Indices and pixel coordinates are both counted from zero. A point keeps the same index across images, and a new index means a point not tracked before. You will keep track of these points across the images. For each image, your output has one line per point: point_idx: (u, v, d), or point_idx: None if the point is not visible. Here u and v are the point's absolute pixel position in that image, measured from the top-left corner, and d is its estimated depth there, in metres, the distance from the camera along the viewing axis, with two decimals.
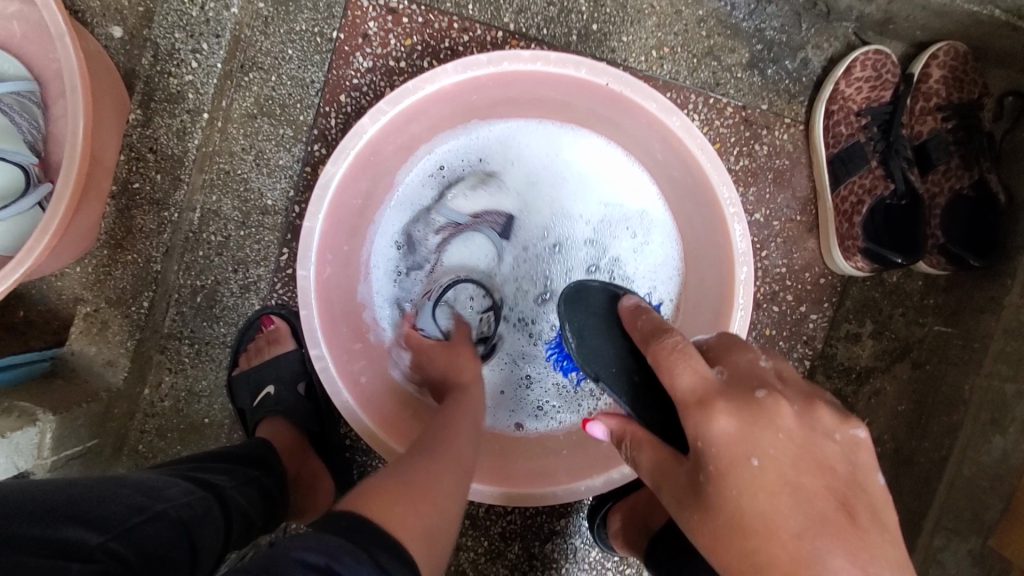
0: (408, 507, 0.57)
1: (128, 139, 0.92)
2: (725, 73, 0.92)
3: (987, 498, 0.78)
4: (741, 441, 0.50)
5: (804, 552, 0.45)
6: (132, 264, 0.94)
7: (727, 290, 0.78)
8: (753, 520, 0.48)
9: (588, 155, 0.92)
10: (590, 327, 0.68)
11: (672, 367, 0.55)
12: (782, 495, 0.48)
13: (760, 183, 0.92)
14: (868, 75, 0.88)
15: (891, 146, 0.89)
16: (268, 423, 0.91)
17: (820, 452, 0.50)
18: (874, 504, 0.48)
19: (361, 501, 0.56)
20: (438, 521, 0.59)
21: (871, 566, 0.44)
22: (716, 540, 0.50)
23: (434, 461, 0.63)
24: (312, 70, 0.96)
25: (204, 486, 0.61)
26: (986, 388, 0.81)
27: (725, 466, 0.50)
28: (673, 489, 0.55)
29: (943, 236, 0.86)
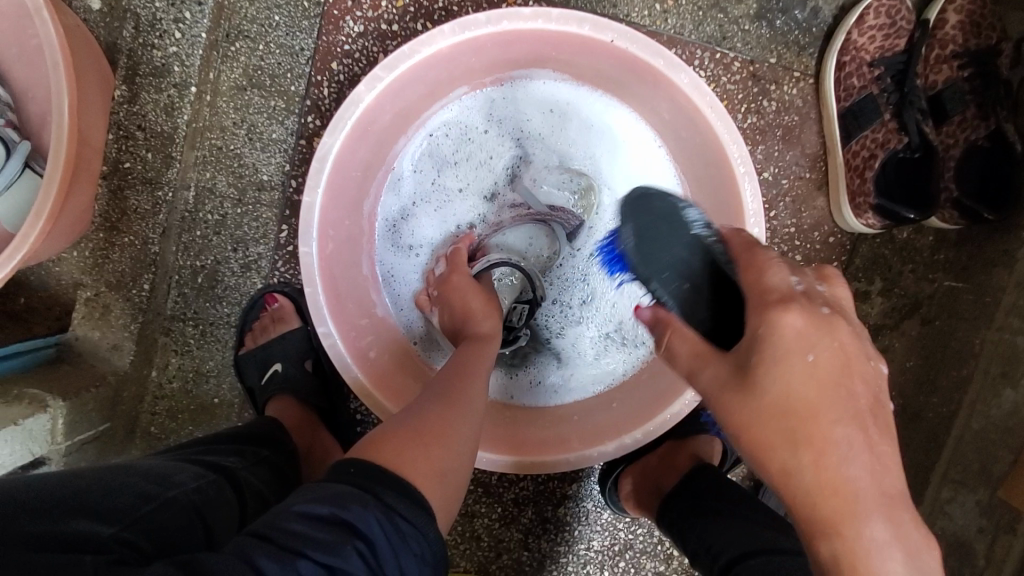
0: (421, 450, 0.57)
1: (115, 117, 0.88)
2: (732, 26, 0.88)
3: (996, 451, 0.79)
4: (805, 337, 0.50)
5: (834, 440, 0.48)
6: (131, 246, 0.92)
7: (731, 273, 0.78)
8: (795, 403, 0.49)
9: (599, 125, 0.88)
10: (649, 227, 0.62)
11: (765, 265, 0.53)
12: (828, 388, 0.49)
13: (769, 140, 0.90)
14: (881, 23, 0.84)
15: (906, 97, 0.85)
16: (276, 402, 0.90)
17: (861, 368, 0.50)
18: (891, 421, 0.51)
19: (371, 449, 0.56)
20: (453, 463, 0.59)
21: (886, 469, 0.47)
22: (748, 418, 0.50)
23: (445, 406, 0.62)
24: (301, 37, 0.93)
25: (214, 469, 0.62)
26: (997, 342, 0.81)
27: (778, 355, 0.49)
28: (715, 371, 0.53)
29: (957, 189, 0.83)
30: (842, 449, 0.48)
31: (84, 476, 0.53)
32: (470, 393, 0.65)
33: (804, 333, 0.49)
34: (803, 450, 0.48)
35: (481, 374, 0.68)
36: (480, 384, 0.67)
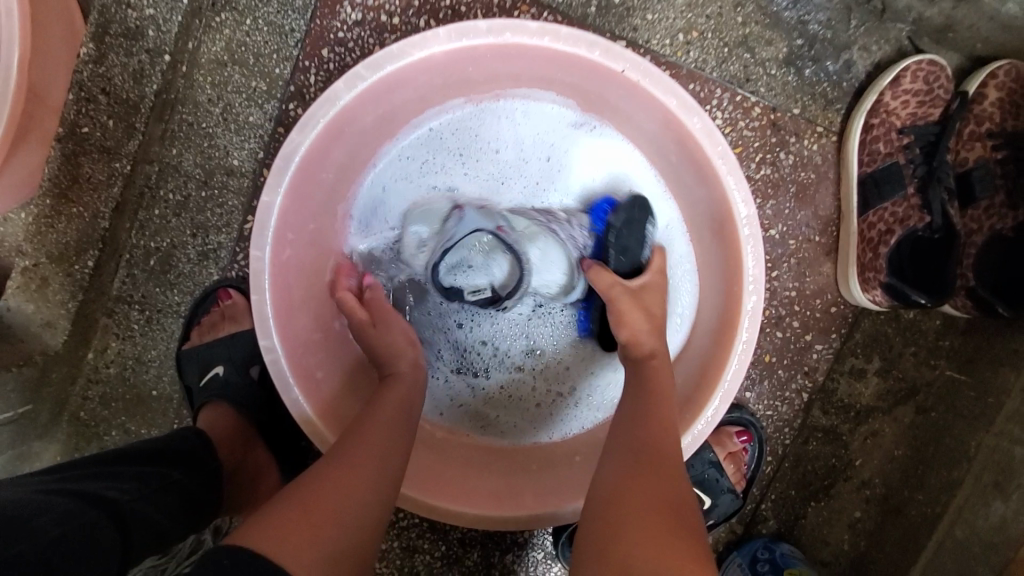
0: (308, 534, 0.51)
1: (78, 77, 0.81)
2: (757, 68, 0.81)
3: (978, 566, 0.73)
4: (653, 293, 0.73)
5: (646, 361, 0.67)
6: (78, 218, 0.85)
7: (722, 347, 0.71)
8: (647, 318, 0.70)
9: (592, 166, 0.81)
10: (634, 221, 0.78)
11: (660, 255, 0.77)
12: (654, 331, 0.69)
13: (780, 197, 0.83)
14: (918, 89, 0.77)
15: (933, 172, 0.78)
16: (210, 409, 0.83)
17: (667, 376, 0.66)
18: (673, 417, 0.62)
19: (252, 533, 0.50)
20: (347, 545, 0.53)
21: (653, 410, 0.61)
22: (622, 312, 0.70)
23: (347, 474, 0.57)
24: (292, 17, 0.85)
25: (96, 504, 0.55)
26: (993, 448, 0.76)
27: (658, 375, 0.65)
28: (622, 291, 0.71)
29: (974, 279, 0.76)
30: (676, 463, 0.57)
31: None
32: (377, 456, 0.60)
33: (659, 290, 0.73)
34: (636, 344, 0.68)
35: (393, 431, 0.63)
36: (386, 437, 0.62)
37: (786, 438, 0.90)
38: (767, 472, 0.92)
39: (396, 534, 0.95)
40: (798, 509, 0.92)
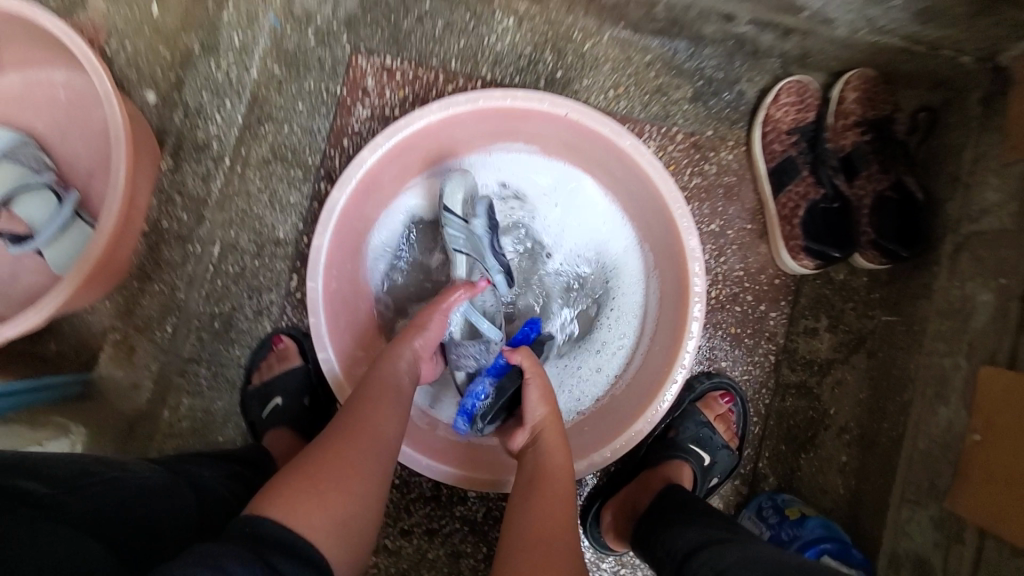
0: (318, 504, 0.62)
1: (162, 184, 1.07)
2: (673, 107, 1.06)
3: (938, 466, 0.85)
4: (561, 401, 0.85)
5: (558, 457, 0.77)
6: (159, 293, 1.06)
7: (682, 308, 0.91)
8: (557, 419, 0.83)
9: (568, 204, 1.05)
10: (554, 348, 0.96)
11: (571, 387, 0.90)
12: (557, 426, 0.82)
13: (712, 198, 1.05)
14: (792, 101, 1.01)
15: (819, 157, 1.00)
16: (273, 432, 0.99)
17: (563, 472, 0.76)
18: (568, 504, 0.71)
19: (272, 504, 0.60)
20: (352, 512, 0.64)
21: (547, 497, 0.71)
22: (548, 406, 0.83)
23: (347, 449, 0.68)
24: (319, 120, 1.11)
25: (179, 473, 0.69)
26: (929, 365, 0.90)
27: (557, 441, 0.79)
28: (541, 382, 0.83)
29: (873, 232, 0.95)
30: (563, 508, 0.70)
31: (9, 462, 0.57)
32: (371, 430, 0.72)
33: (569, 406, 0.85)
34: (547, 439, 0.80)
35: (383, 407, 0.75)
36: (380, 416, 0.74)
37: (765, 397, 1.05)
38: (756, 431, 1.06)
39: (440, 542, 1.05)
40: (792, 462, 1.05)
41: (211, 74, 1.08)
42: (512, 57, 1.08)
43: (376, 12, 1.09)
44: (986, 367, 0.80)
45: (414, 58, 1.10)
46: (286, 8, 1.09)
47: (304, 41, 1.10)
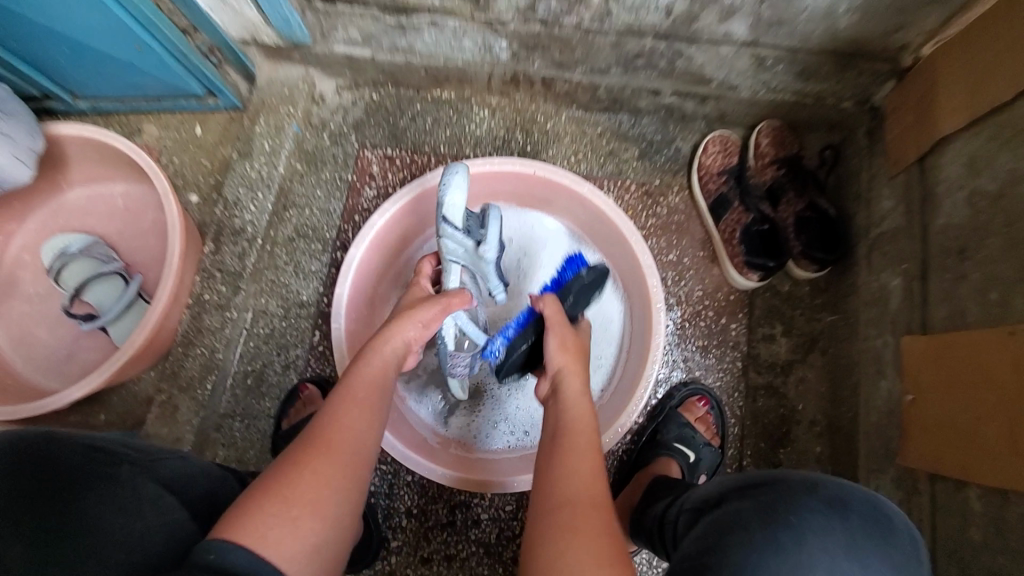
0: (290, 523, 0.61)
1: (204, 265, 1.26)
2: (624, 165, 1.29)
3: (888, 432, 0.96)
4: (574, 354, 0.90)
5: (577, 419, 0.80)
6: (201, 355, 1.22)
7: (649, 321, 1.09)
8: (571, 384, 0.86)
9: (547, 249, 1.23)
10: (579, 297, 1.02)
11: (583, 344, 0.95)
12: (582, 391, 0.85)
13: (666, 234, 1.26)
14: (719, 150, 1.25)
15: (745, 189, 1.21)
16: None
17: (584, 432, 0.77)
18: (596, 466, 0.72)
19: (233, 528, 0.58)
20: (323, 532, 0.63)
21: (571, 463, 0.72)
22: (564, 362, 0.89)
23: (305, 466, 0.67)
24: (334, 201, 1.34)
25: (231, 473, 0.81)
26: (868, 348, 1.05)
27: (579, 392, 0.84)
28: (562, 329, 0.92)
29: (801, 244, 1.16)
30: (594, 465, 0.72)
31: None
32: (343, 442, 0.72)
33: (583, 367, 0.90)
34: (566, 405, 0.82)
35: (356, 418, 0.75)
36: (352, 424, 0.74)
37: (739, 400, 1.18)
38: (735, 432, 1.17)
39: (459, 567, 1.12)
40: (774, 457, 1.15)
41: (246, 172, 1.29)
42: (490, 139, 1.34)
43: (378, 116, 1.36)
44: (907, 337, 0.95)
45: (410, 147, 1.36)
46: (307, 119, 1.36)
47: (322, 143, 1.36)
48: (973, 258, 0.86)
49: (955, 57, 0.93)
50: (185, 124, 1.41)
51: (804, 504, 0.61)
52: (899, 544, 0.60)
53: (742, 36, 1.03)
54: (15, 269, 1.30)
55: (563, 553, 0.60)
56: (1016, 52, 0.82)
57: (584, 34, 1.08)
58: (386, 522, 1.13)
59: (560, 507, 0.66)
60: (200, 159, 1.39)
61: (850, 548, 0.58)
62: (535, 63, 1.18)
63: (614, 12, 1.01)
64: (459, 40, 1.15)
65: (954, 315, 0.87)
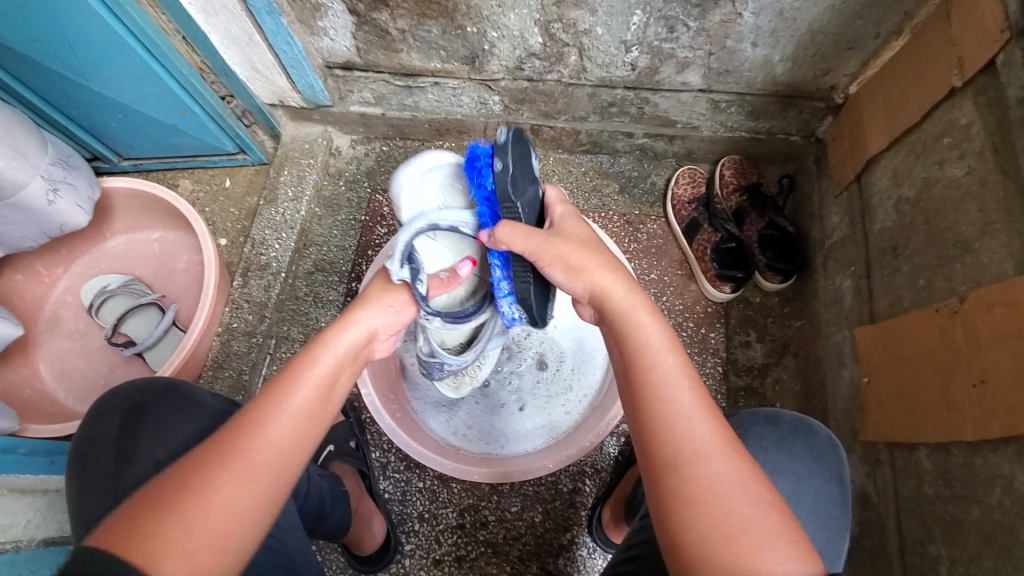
0: (172, 533, 0.57)
1: (233, 296, 1.39)
2: (606, 198, 1.47)
3: (853, 414, 1.08)
4: (588, 274, 0.78)
5: (650, 350, 0.70)
6: (229, 377, 1.33)
7: None
8: (621, 308, 0.75)
9: None
10: (517, 171, 0.84)
11: (592, 248, 0.81)
12: (639, 312, 0.74)
13: (647, 257, 1.42)
14: (688, 182, 1.42)
15: (712, 214, 1.36)
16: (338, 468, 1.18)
17: (665, 366, 0.68)
18: (709, 407, 0.65)
19: (119, 534, 0.56)
20: (213, 543, 0.59)
21: (669, 412, 0.64)
22: (597, 288, 0.77)
23: (218, 467, 0.62)
24: (350, 239, 1.51)
25: None
26: (830, 345, 1.18)
27: (632, 308, 0.74)
28: (570, 249, 0.79)
29: (766, 258, 1.30)
30: (695, 398, 0.66)
31: (114, 399, 0.85)
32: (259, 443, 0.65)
33: (616, 282, 0.77)
34: (627, 335, 0.72)
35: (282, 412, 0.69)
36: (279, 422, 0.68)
37: (721, 401, 1.29)
38: None
39: (469, 568, 1.19)
40: None
41: (272, 216, 1.45)
42: None
43: (388, 165, 1.55)
44: (859, 328, 1.08)
45: None
46: (325, 169, 1.54)
47: (338, 189, 1.54)
48: (902, 254, 1.00)
49: (874, 93, 1.12)
50: (216, 178, 1.60)
51: (748, 421, 0.86)
52: (821, 445, 0.85)
53: (697, 84, 1.23)
54: (60, 308, 1.44)
55: (692, 517, 0.58)
56: (919, 84, 1.00)
57: (565, 87, 1.27)
58: (401, 526, 1.22)
59: (684, 469, 0.61)
60: (229, 208, 1.57)
61: (780, 444, 0.84)
62: (523, 114, 1.38)
63: (589, 68, 1.21)
64: (458, 97, 1.34)
65: (894, 304, 1.01)
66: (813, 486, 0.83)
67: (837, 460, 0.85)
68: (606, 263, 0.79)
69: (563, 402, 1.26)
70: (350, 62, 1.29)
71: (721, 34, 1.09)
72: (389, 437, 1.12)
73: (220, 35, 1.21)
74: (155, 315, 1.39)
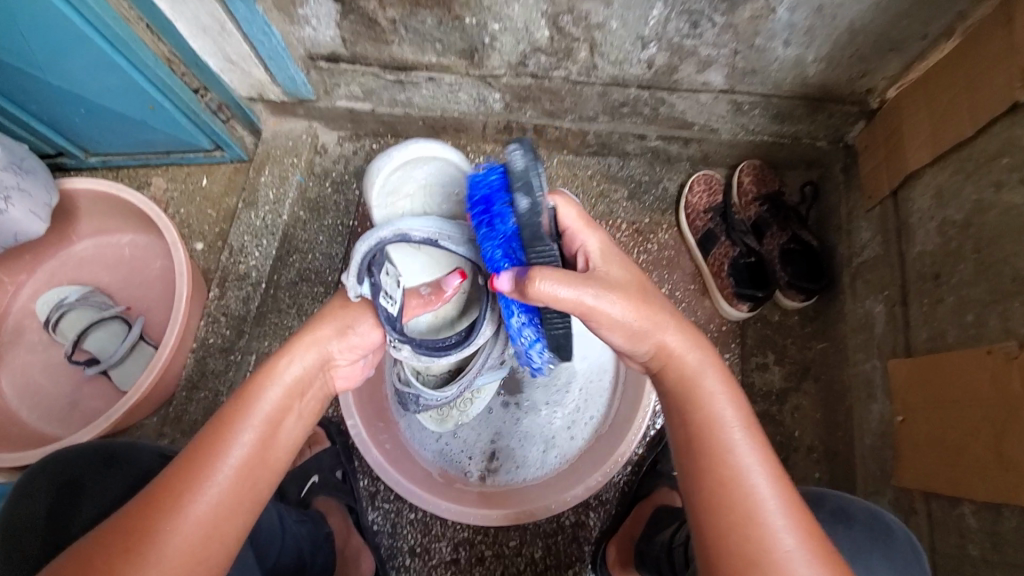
0: None
1: (209, 309, 1.29)
2: (614, 205, 1.36)
3: (884, 453, 0.99)
4: (654, 332, 0.69)
5: (724, 426, 0.65)
6: (205, 398, 1.23)
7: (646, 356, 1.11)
8: (689, 375, 0.69)
9: None
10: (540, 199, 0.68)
11: (652, 300, 0.71)
12: (711, 378, 0.68)
13: (657, 270, 1.32)
14: (703, 189, 1.31)
15: (730, 226, 1.27)
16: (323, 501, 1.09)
17: (739, 449, 0.63)
18: (790, 497, 0.61)
19: None
20: None
21: (747, 505, 0.60)
22: (663, 352, 0.70)
23: (144, 538, 0.57)
24: (337, 246, 1.39)
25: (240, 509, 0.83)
26: (858, 374, 1.09)
27: (704, 375, 0.68)
28: (634, 302, 0.69)
29: (787, 275, 1.21)
30: (776, 487, 0.61)
31: (66, 455, 0.75)
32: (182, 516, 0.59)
33: (684, 342, 0.70)
34: (697, 407, 0.66)
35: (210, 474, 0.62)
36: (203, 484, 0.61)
37: None
38: None
39: None
40: None
41: (252, 221, 1.34)
42: None
43: None
44: (892, 361, 0.99)
45: None
46: (310, 169, 1.42)
47: (324, 191, 1.42)
48: (947, 282, 0.91)
49: (916, 100, 1.01)
50: (192, 176, 1.47)
51: (814, 519, 0.78)
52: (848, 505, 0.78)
53: (719, 85, 1.11)
54: (23, 318, 1.33)
55: None
56: (973, 94, 0.89)
57: (572, 85, 1.15)
58: (390, 562, 1.13)
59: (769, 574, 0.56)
60: (206, 209, 1.45)
61: (837, 533, 0.76)
62: (526, 112, 1.26)
63: (600, 65, 1.09)
64: (455, 93, 1.22)
65: (934, 337, 0.92)
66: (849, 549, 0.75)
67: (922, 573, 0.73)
68: (669, 318, 0.70)
69: (567, 434, 1.16)
70: (335, 54, 1.15)
71: (750, 32, 0.97)
72: (378, 475, 1.03)
73: (189, 23, 1.07)
74: (124, 329, 1.28)
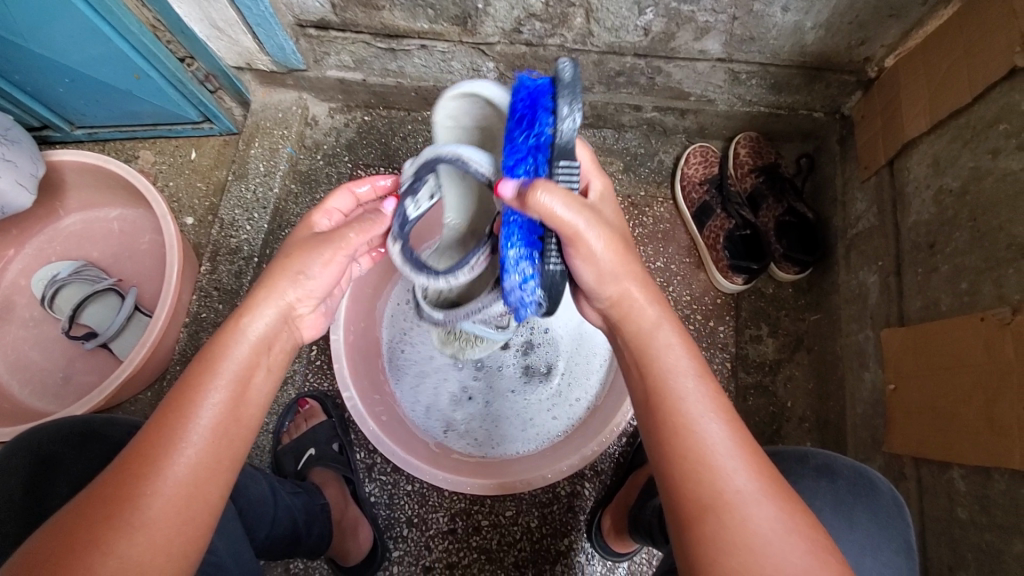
0: None
1: (200, 283, 1.27)
2: (610, 177, 1.34)
3: (875, 421, 1.00)
4: (619, 279, 0.68)
5: (676, 376, 0.64)
6: None
7: None
8: (643, 328, 0.69)
9: None
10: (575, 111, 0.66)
11: (627, 244, 0.70)
12: (663, 329, 0.68)
13: (653, 242, 1.31)
14: (700, 161, 1.30)
15: (726, 197, 1.26)
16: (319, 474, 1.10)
17: (697, 396, 0.63)
18: (744, 439, 0.61)
19: None
20: None
21: (705, 450, 0.59)
22: (619, 304, 0.70)
23: (124, 502, 0.56)
24: None
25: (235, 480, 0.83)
26: (851, 344, 1.10)
27: (657, 326, 0.68)
28: (613, 239, 0.67)
29: (783, 247, 1.21)
30: (730, 430, 0.61)
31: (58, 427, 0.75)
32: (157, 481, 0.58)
33: (639, 293, 0.69)
34: (654, 359, 0.66)
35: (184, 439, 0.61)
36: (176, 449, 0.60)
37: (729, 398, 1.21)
38: None
39: None
40: None
41: (242, 194, 1.32)
42: None
43: (371, 137, 1.42)
44: (886, 329, 1.00)
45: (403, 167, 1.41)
46: (301, 142, 1.40)
47: (316, 164, 1.41)
48: (942, 251, 0.91)
49: (914, 68, 1.00)
50: (180, 149, 1.44)
51: (801, 479, 0.78)
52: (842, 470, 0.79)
53: (717, 52, 1.09)
54: (12, 293, 1.31)
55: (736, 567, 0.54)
56: (970, 60, 0.88)
57: (568, 54, 1.13)
58: (387, 532, 1.14)
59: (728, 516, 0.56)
60: (195, 182, 1.42)
61: (830, 498, 0.77)
62: None
63: (596, 32, 1.07)
64: (448, 62, 1.20)
65: (927, 307, 0.92)
66: (839, 513, 0.76)
67: (906, 533, 0.76)
68: (638, 270, 0.70)
69: (560, 410, 1.19)
70: (325, 21, 1.13)
71: None
72: (372, 445, 1.02)
73: None
74: (116, 303, 1.26)
